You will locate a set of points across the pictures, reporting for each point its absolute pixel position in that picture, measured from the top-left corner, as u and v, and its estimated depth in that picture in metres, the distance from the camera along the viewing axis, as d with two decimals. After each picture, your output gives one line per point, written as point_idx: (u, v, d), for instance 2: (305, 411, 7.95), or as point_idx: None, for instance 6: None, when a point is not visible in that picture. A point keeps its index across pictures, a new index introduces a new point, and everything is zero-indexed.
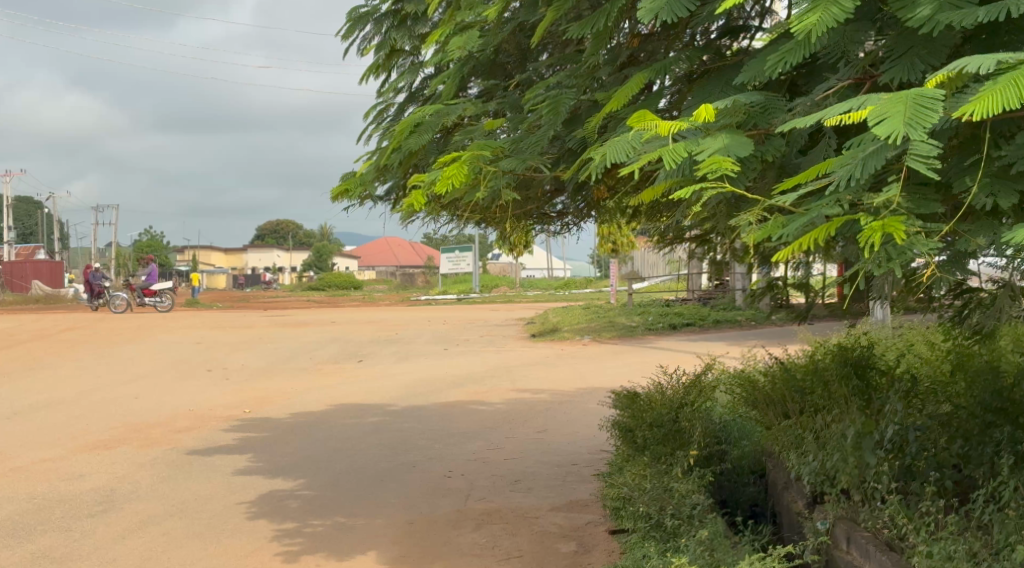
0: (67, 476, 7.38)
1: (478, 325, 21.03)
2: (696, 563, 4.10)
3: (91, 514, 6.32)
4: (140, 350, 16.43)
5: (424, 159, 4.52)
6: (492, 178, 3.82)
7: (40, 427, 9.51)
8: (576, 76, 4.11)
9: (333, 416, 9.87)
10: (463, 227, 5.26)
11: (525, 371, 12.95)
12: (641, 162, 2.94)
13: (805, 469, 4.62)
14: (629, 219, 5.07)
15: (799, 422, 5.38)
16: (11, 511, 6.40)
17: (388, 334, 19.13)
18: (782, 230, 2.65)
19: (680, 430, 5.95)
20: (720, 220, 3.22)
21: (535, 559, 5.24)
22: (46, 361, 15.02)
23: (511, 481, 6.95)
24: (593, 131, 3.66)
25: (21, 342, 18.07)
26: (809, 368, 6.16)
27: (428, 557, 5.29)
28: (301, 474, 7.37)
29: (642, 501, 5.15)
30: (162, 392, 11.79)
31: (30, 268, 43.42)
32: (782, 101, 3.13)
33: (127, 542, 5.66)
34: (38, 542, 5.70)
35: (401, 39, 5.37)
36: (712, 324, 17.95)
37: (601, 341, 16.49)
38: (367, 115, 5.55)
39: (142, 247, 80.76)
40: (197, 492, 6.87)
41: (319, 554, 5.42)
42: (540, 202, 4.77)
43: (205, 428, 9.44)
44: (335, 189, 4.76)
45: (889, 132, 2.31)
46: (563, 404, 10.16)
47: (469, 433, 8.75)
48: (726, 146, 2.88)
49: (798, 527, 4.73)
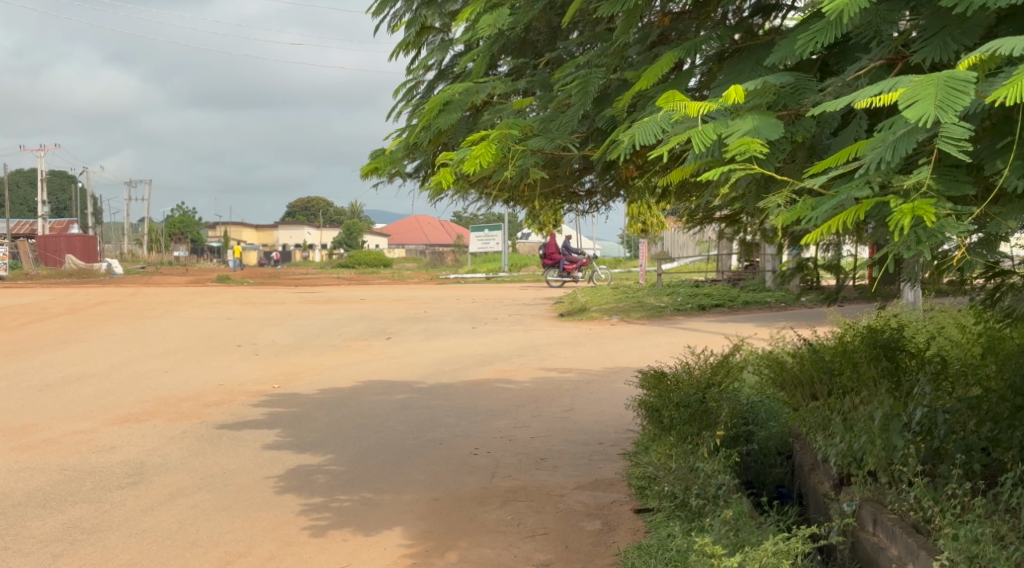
0: (97, 448, 7.52)
1: (505, 304, 21.08)
2: (721, 543, 4.14)
3: (121, 485, 6.46)
4: (173, 325, 16.62)
5: (453, 138, 4.54)
6: (520, 157, 3.85)
7: (73, 400, 9.69)
8: (606, 55, 4.12)
9: (362, 392, 9.97)
10: (492, 206, 5.29)
11: (554, 349, 13.01)
12: (670, 144, 2.95)
13: (832, 450, 4.59)
14: (659, 199, 5.04)
15: (827, 404, 5.34)
16: (43, 482, 6.54)
17: (414, 311, 19.25)
18: (811, 214, 2.65)
19: (707, 410, 5.93)
20: (750, 199, 3.22)
21: (560, 536, 5.28)
22: (81, 335, 15.24)
23: (537, 459, 6.99)
24: (621, 110, 3.67)
25: (52, 315, 18.30)
26: (838, 350, 6.11)
27: (453, 534, 5.35)
28: (329, 449, 7.46)
29: (667, 480, 5.20)
30: (190, 367, 11.94)
31: (66, 242, 43.66)
32: (814, 82, 3.11)
33: (157, 514, 5.78)
34: (68, 513, 5.82)
35: (431, 17, 5.37)
36: (742, 304, 17.91)
37: (629, 320, 16.51)
38: (397, 93, 5.58)
39: (173, 224, 81.62)
40: (225, 466, 6.98)
41: (346, 529, 5.50)
42: (568, 181, 4.74)
43: (235, 402, 9.58)
44: (365, 166, 4.77)
45: (920, 115, 2.30)
46: (589, 383, 10.18)
47: (496, 411, 8.81)
48: (756, 128, 2.86)
49: (824, 509, 4.77)
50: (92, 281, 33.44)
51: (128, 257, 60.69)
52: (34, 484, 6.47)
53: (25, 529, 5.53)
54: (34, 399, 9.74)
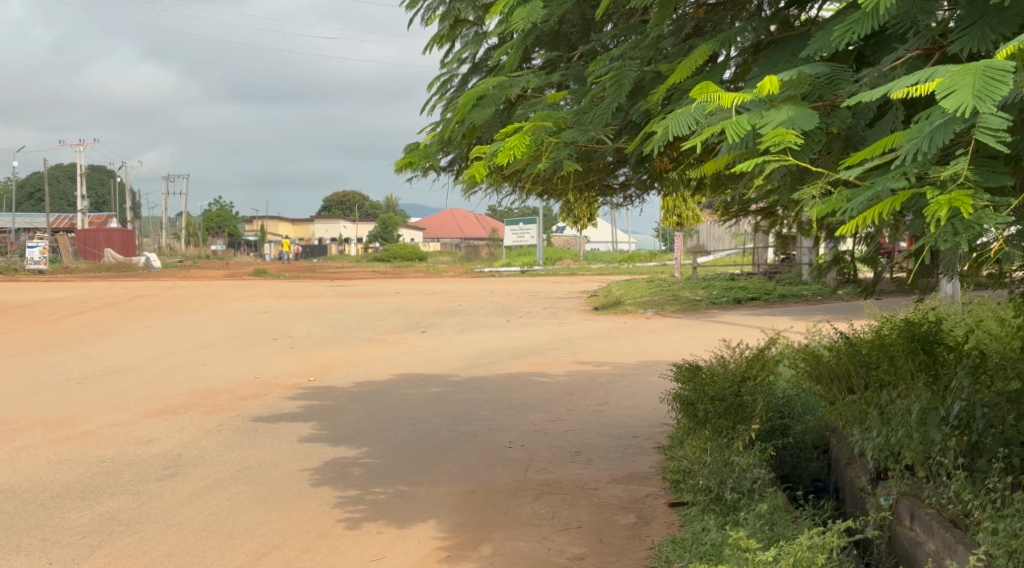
0: (135, 441, 7.65)
1: (540, 298, 21.12)
2: (757, 537, 4.14)
3: (159, 477, 6.57)
4: (209, 318, 16.84)
5: (487, 131, 4.55)
6: (554, 150, 3.84)
7: (112, 392, 9.86)
8: (639, 48, 4.10)
9: (396, 385, 10.06)
10: (525, 199, 5.28)
11: (588, 343, 12.99)
12: (704, 134, 2.94)
13: (868, 444, 4.56)
14: (693, 192, 5.01)
15: (864, 397, 5.29)
16: (82, 473, 6.68)
17: (449, 304, 19.37)
18: (846, 205, 2.62)
19: (742, 404, 5.90)
20: (784, 192, 3.20)
21: (594, 530, 5.29)
22: (120, 328, 15.47)
23: (571, 453, 7.00)
24: (656, 103, 3.66)
25: (91, 309, 18.60)
26: (875, 343, 6.04)
27: (488, 527, 5.39)
28: (364, 442, 7.53)
29: (702, 474, 5.19)
30: (226, 360, 12.10)
31: (103, 235, 44.28)
32: (849, 73, 3.08)
33: (193, 506, 5.88)
34: (106, 505, 5.94)
35: (465, 10, 5.37)
36: (778, 298, 17.75)
37: (664, 314, 16.46)
38: (431, 86, 5.60)
39: (211, 218, 82.71)
40: (261, 458, 7.07)
41: (380, 521, 5.56)
42: (602, 173, 4.74)
43: (271, 395, 9.70)
44: (399, 161, 4.80)
45: (957, 105, 2.27)
46: (623, 377, 10.17)
47: (530, 404, 8.84)
48: (790, 119, 2.84)
49: (860, 503, 4.75)
50: (131, 275, 33.87)
51: (166, 251, 61.45)
52: (73, 475, 6.61)
53: (64, 520, 5.65)
54: (74, 391, 9.93)
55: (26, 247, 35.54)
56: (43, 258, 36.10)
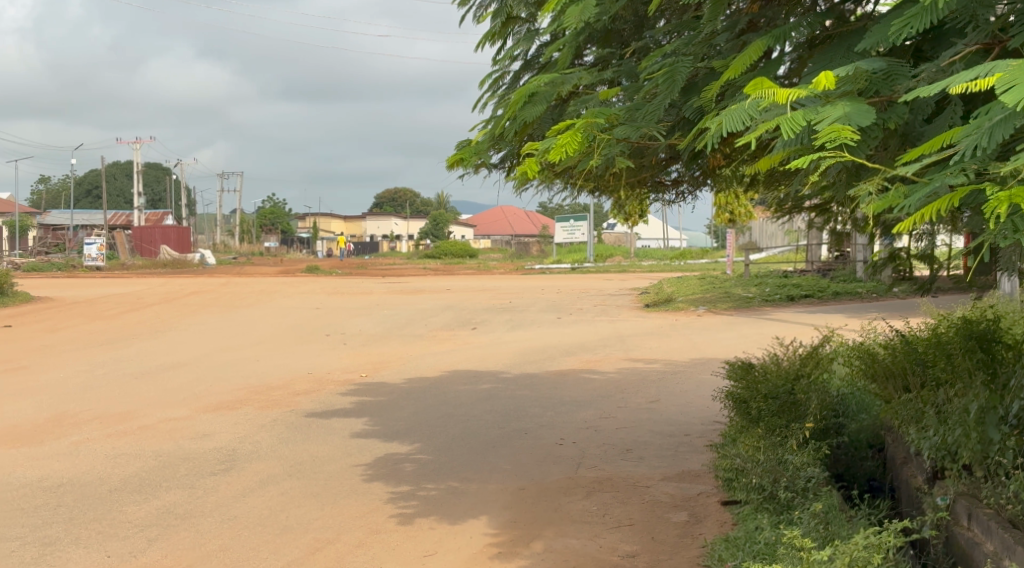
0: (191, 435, 7.84)
1: (591, 295, 21.08)
2: (811, 536, 4.12)
3: (214, 471, 6.73)
4: (263, 314, 17.12)
5: (538, 128, 4.59)
6: (605, 146, 3.86)
7: (169, 387, 10.09)
8: (693, 44, 4.10)
9: (447, 382, 10.15)
10: (576, 196, 5.30)
11: (639, 340, 12.96)
12: (759, 130, 2.94)
13: (924, 443, 4.50)
14: (746, 188, 5.00)
15: (920, 396, 5.22)
16: (139, 467, 6.86)
17: (500, 302, 19.44)
18: (903, 202, 2.60)
19: (796, 402, 5.85)
20: (839, 188, 3.19)
21: (646, 528, 5.30)
22: (176, 324, 15.80)
23: (623, 450, 7.02)
24: (710, 99, 3.66)
25: (148, 305, 19.02)
26: (931, 340, 5.94)
27: (539, 523, 5.43)
28: (415, 438, 7.62)
29: (755, 472, 5.15)
30: (279, 356, 12.31)
31: (160, 232, 45.15)
32: (907, 68, 3.05)
33: (248, 500, 6.01)
34: (163, 499, 6.10)
35: (517, 7, 5.40)
36: (832, 295, 17.51)
37: (716, 311, 16.33)
38: (483, 83, 5.64)
39: (265, 216, 83.94)
40: (314, 454, 7.20)
41: (432, 517, 5.63)
42: (654, 170, 4.74)
43: (324, 391, 9.85)
44: (451, 158, 4.85)
45: (1018, 99, 2.25)
46: (675, 374, 10.13)
47: (581, 401, 8.87)
48: (846, 115, 2.83)
49: (916, 502, 4.69)
50: (186, 272, 34.50)
51: (221, 248, 62.46)
52: (130, 469, 6.79)
53: (122, 514, 5.81)
54: (131, 386, 10.18)
55: (83, 244, 36.34)
56: (101, 255, 36.90)
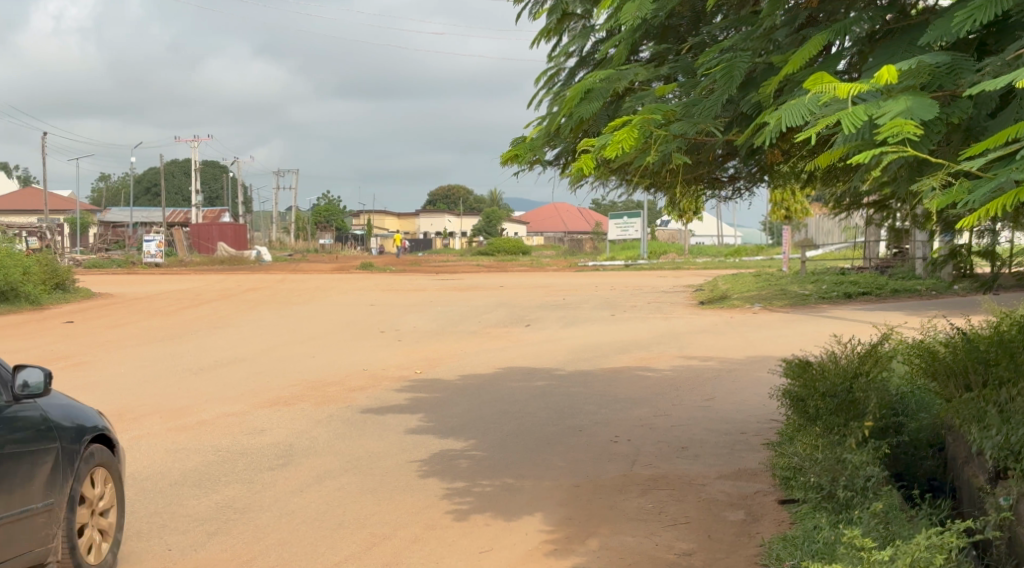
0: (249, 430, 8.01)
1: (644, 292, 21.00)
2: (871, 536, 4.10)
3: (272, 466, 6.87)
4: (318, 311, 17.38)
5: (594, 125, 4.61)
6: (662, 143, 3.88)
7: (227, 383, 10.31)
8: (751, 39, 4.09)
9: (501, 379, 10.21)
10: (632, 193, 5.31)
11: (694, 338, 12.89)
12: (819, 126, 2.93)
13: (987, 443, 4.43)
14: (804, 183, 4.97)
15: (982, 394, 5.13)
16: (199, 462, 7.03)
17: (553, 298, 19.47)
18: (968, 197, 2.58)
19: (854, 400, 5.78)
20: (901, 184, 3.16)
21: (702, 526, 5.30)
22: (234, 320, 16.12)
23: (678, 448, 7.00)
24: (768, 95, 3.66)
25: (207, 301, 19.41)
26: (993, 338, 5.82)
27: (594, 521, 5.45)
28: (470, 434, 7.69)
29: (814, 471, 5.12)
30: (335, 352, 12.49)
31: (217, 230, 46.00)
32: (971, 61, 3.01)
33: (305, 495, 6.14)
34: (222, 493, 6.25)
35: (573, 4, 5.43)
36: (891, 293, 17.20)
37: (771, 309, 16.16)
38: (539, 80, 5.68)
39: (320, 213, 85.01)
40: (370, 449, 7.31)
41: (487, 514, 5.69)
42: (711, 166, 4.73)
43: (379, 387, 9.98)
44: (506, 154, 4.89)
45: None
46: (730, 372, 10.07)
47: (636, 399, 8.86)
48: (909, 110, 2.81)
49: (978, 503, 4.63)
50: (242, 269, 35.11)
51: (277, 245, 63.40)
52: (190, 464, 6.97)
53: (182, 507, 5.97)
54: (190, 382, 10.42)
55: (144, 242, 37.15)
56: (160, 253, 37.70)
